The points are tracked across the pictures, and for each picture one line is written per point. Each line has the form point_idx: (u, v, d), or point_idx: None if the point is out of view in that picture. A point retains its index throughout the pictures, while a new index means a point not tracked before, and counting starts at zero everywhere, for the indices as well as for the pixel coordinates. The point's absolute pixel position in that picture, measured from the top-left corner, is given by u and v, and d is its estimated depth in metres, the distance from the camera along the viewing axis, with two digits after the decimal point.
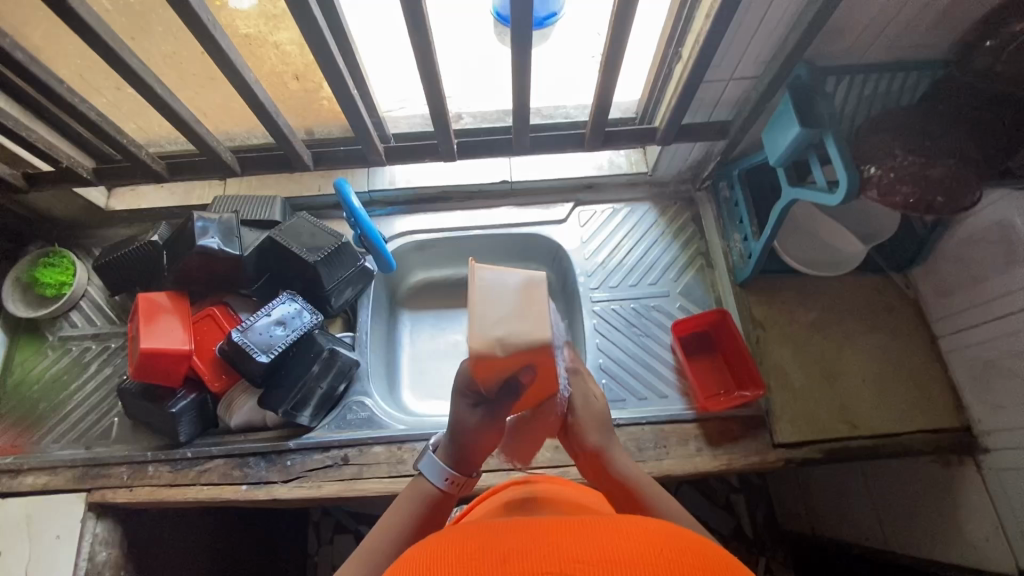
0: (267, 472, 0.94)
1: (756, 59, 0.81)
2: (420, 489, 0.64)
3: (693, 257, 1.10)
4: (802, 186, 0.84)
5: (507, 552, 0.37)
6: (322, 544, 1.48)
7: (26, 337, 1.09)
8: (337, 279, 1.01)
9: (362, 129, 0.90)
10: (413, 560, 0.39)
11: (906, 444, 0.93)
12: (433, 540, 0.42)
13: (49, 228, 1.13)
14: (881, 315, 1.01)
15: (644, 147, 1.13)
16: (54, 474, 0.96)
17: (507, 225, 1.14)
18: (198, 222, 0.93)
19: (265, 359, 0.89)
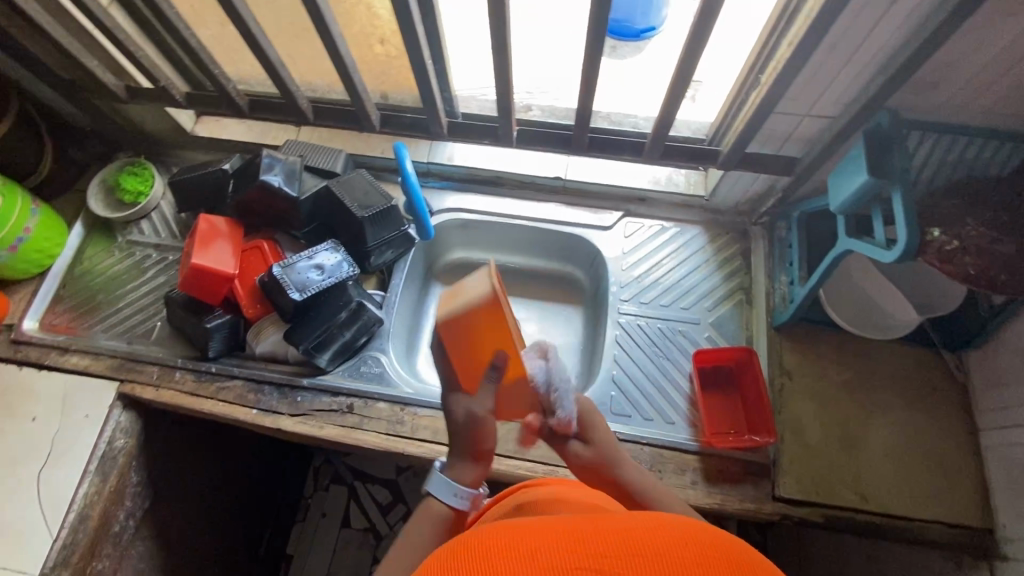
0: (278, 402, 0.99)
1: (836, 100, 0.78)
2: (433, 512, 0.60)
3: (734, 291, 1.07)
4: (858, 239, 0.80)
5: (537, 548, 0.39)
6: (317, 489, 1.54)
7: (99, 234, 1.19)
8: (380, 239, 1.05)
9: (431, 101, 0.93)
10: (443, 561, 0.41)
11: (916, 530, 0.88)
12: (460, 541, 0.44)
13: (139, 141, 1.23)
14: (920, 392, 0.95)
15: (706, 170, 1.11)
16: (95, 359, 1.05)
17: (553, 221, 1.14)
18: (265, 158, 0.99)
19: (297, 296, 0.94)
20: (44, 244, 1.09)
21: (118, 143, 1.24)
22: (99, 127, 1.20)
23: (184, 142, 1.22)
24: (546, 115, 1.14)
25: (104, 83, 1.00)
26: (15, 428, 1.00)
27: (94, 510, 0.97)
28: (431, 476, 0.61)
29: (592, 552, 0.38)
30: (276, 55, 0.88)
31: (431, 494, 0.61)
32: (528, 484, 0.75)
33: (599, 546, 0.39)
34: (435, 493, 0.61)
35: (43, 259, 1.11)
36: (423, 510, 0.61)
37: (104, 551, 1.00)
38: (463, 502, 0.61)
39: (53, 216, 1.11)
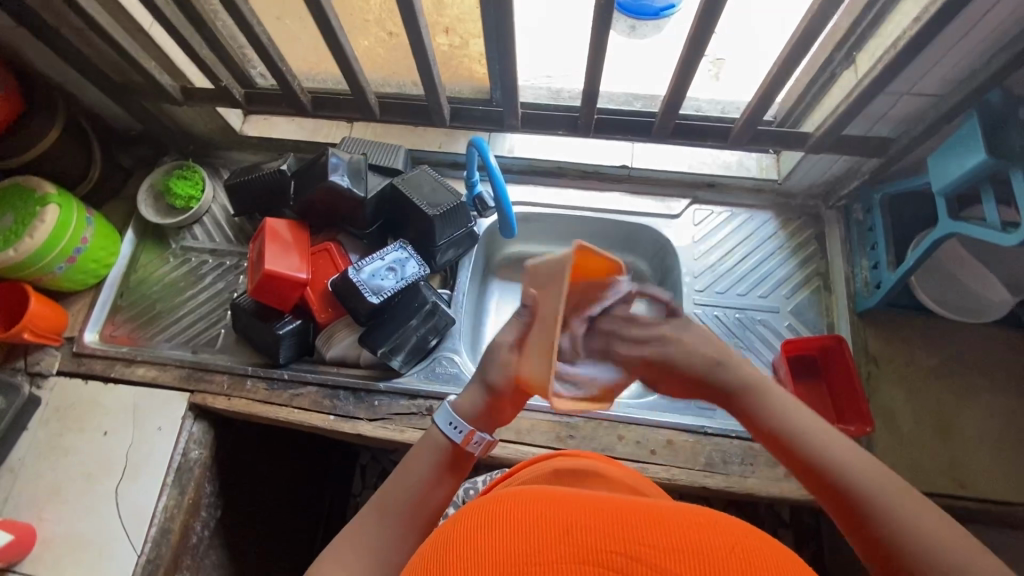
0: (354, 407, 0.97)
1: (944, 78, 0.75)
2: (436, 442, 0.66)
3: (811, 277, 1.04)
4: (964, 221, 0.78)
5: (573, 524, 0.34)
6: (365, 488, 1.53)
7: (151, 242, 1.16)
8: (449, 237, 1.02)
9: (510, 93, 0.90)
10: (474, 520, 0.37)
11: (1017, 515, 0.86)
12: (503, 499, 0.38)
13: (186, 143, 1.19)
14: (1012, 374, 0.93)
15: (779, 153, 1.07)
16: (162, 370, 1.02)
17: (618, 211, 1.12)
18: (331, 158, 0.96)
19: (375, 300, 0.92)
20: (100, 254, 1.07)
21: (164, 146, 1.20)
22: (146, 130, 1.17)
23: (233, 142, 1.18)
24: (607, 102, 1.11)
25: (161, 84, 0.96)
26: (88, 444, 0.98)
27: (175, 523, 0.95)
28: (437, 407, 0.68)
29: (626, 537, 0.33)
30: (350, 49, 0.84)
31: (434, 422, 0.68)
32: (561, 455, 0.74)
33: (632, 530, 0.33)
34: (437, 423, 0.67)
35: (100, 270, 1.08)
36: (427, 436, 0.68)
37: (184, 563, 0.99)
38: (460, 436, 0.65)
39: (106, 224, 1.08)
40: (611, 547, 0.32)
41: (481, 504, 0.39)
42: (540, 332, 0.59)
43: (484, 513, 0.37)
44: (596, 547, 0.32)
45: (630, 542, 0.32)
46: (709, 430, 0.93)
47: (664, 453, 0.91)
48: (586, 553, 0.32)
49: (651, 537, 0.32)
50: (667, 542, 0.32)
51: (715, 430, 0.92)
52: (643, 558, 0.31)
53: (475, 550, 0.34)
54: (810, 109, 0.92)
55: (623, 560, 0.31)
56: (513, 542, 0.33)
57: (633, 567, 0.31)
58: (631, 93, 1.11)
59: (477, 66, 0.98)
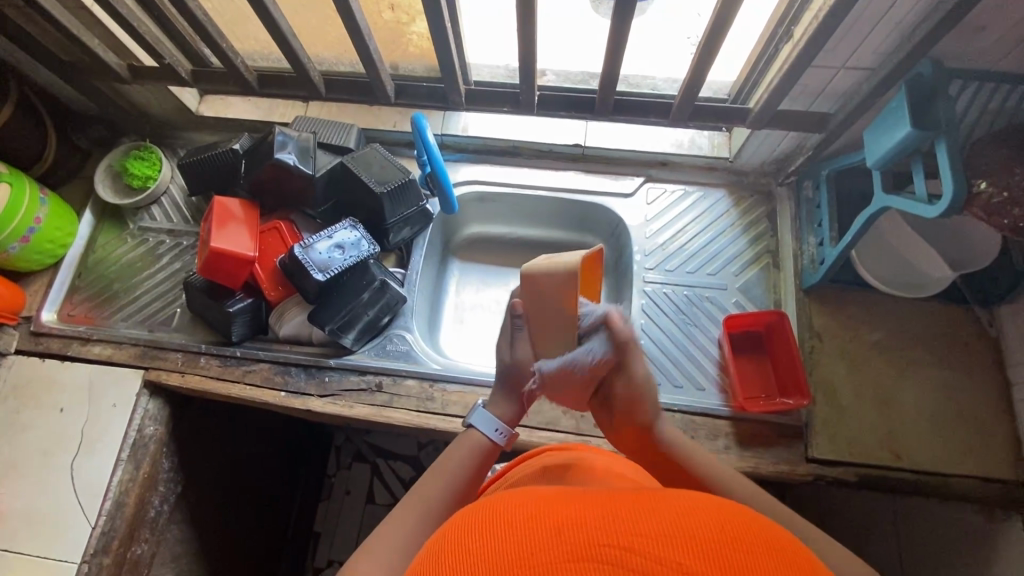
0: (306, 384, 0.98)
1: (875, 50, 0.75)
2: (475, 440, 0.71)
3: (760, 254, 1.05)
4: (896, 195, 0.78)
5: (566, 522, 0.38)
6: (340, 468, 1.56)
7: (110, 222, 1.17)
8: (399, 216, 1.02)
9: (450, 70, 0.90)
10: (480, 528, 0.40)
11: (951, 486, 0.88)
12: (498, 505, 0.43)
13: (143, 124, 1.20)
14: (952, 350, 0.94)
15: (731, 131, 1.08)
16: (118, 348, 1.04)
17: (571, 190, 1.12)
18: (278, 136, 0.96)
19: (321, 277, 0.93)
20: (56, 234, 1.07)
21: (122, 127, 1.20)
22: (103, 112, 1.17)
23: (190, 122, 1.19)
24: (562, 80, 1.14)
25: (105, 62, 0.96)
26: (44, 420, 0.99)
27: (129, 497, 0.97)
28: (474, 410, 0.73)
29: (614, 530, 0.37)
30: (286, 25, 0.84)
31: (473, 426, 0.72)
32: (550, 449, 0.76)
33: (619, 524, 0.37)
34: (477, 425, 0.72)
35: (56, 250, 1.09)
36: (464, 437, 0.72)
37: (141, 536, 1.01)
38: (501, 437, 0.72)
39: (62, 204, 1.09)
40: (604, 541, 0.36)
41: (472, 514, 0.43)
42: (552, 331, 0.70)
43: (478, 525, 0.41)
44: (590, 544, 0.36)
45: (621, 535, 0.36)
46: None
47: None
48: (581, 551, 0.36)
49: (639, 528, 0.37)
50: (654, 531, 0.37)
51: None
52: (635, 548, 0.35)
53: (473, 556, 0.38)
54: (756, 86, 0.93)
55: (616, 551, 0.36)
56: (521, 542, 0.37)
57: (627, 557, 0.35)
58: (587, 72, 1.13)
59: (423, 43, 0.97)
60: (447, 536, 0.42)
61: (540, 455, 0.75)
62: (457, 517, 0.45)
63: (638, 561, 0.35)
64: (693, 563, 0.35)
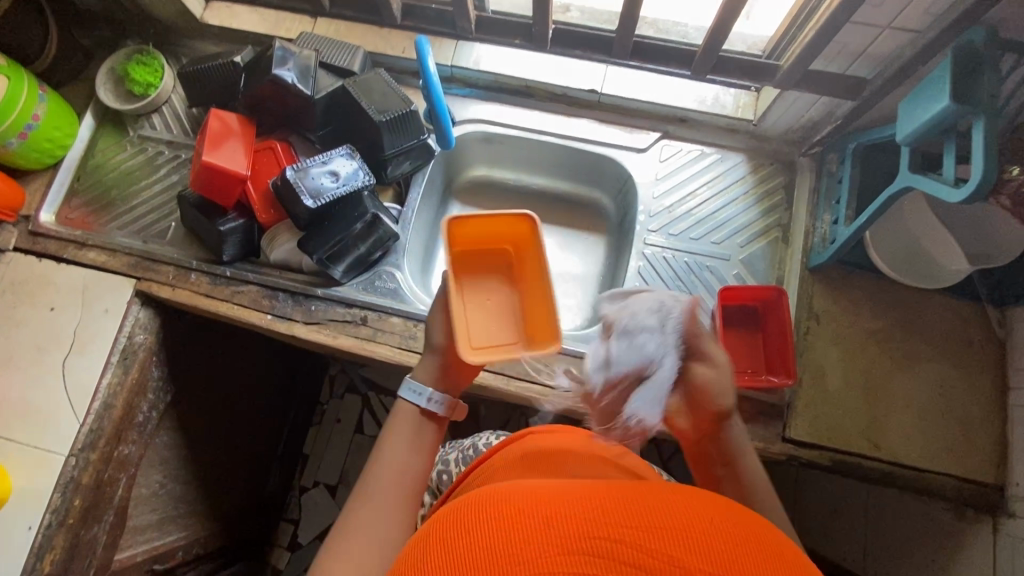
0: (292, 309, 0.98)
1: (925, 10, 0.67)
2: (409, 417, 0.68)
3: (771, 227, 1.00)
4: (922, 176, 0.72)
5: (554, 516, 0.38)
6: (332, 397, 1.67)
7: (110, 127, 1.15)
8: (398, 148, 0.99)
9: None
10: (464, 526, 0.41)
11: (925, 481, 0.87)
12: (483, 500, 0.43)
13: (145, 27, 1.16)
14: (955, 347, 0.90)
15: (759, 91, 1.01)
16: (112, 256, 1.04)
17: (581, 139, 1.07)
18: (278, 51, 0.92)
19: (310, 204, 0.90)
20: (54, 134, 1.06)
21: (124, 28, 1.16)
22: (105, 9, 1.13)
23: (193, 30, 1.14)
24: (587, 18, 1.04)
25: None
26: (37, 317, 1.02)
27: (118, 400, 1.00)
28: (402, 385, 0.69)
29: (601, 521, 0.37)
30: None
31: (403, 399, 0.69)
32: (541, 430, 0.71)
33: (607, 516, 0.38)
34: (406, 396, 0.69)
35: (54, 150, 1.07)
36: (399, 413, 0.69)
37: (129, 438, 1.04)
38: (435, 405, 0.69)
39: (61, 103, 1.07)
40: (594, 534, 0.36)
41: (456, 512, 0.43)
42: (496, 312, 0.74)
43: (463, 523, 0.41)
44: (579, 537, 0.37)
45: (609, 528, 0.37)
46: None
47: None
48: (572, 543, 0.36)
49: (626, 519, 0.37)
50: (646, 523, 0.37)
51: None
52: (622, 539, 0.36)
53: (462, 552, 0.39)
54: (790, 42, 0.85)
55: (607, 544, 0.36)
56: (505, 540, 0.38)
57: (619, 550, 0.36)
58: (614, 11, 1.05)
59: None
60: (436, 529, 0.43)
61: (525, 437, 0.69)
62: (446, 509, 0.46)
63: (630, 555, 0.35)
64: (681, 554, 0.35)
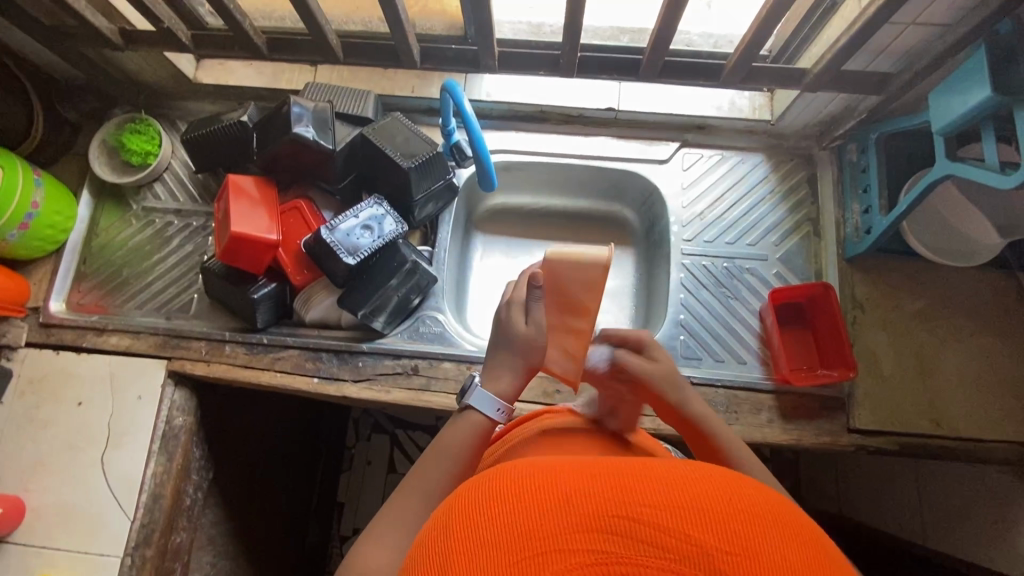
0: (338, 369, 0.95)
1: (954, 5, 0.69)
2: (471, 422, 0.65)
3: (801, 222, 1.02)
4: (962, 163, 0.74)
5: (570, 491, 0.35)
6: (360, 440, 1.62)
7: (110, 202, 1.09)
8: (426, 190, 0.97)
9: (485, 33, 0.82)
10: (479, 502, 0.37)
11: (988, 451, 0.89)
12: (500, 472, 0.39)
13: (135, 94, 1.11)
14: (995, 317, 0.94)
15: (772, 92, 1.03)
16: (137, 338, 0.99)
17: (603, 157, 1.07)
18: (294, 108, 0.89)
19: (351, 261, 0.88)
20: (56, 219, 1.00)
21: (112, 97, 1.11)
22: (90, 80, 1.07)
23: (188, 91, 1.09)
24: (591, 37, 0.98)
25: (95, 26, 0.86)
26: (65, 414, 0.96)
27: (166, 488, 0.95)
28: (470, 390, 0.66)
29: (624, 498, 0.34)
30: None
31: (471, 407, 0.65)
32: (561, 411, 0.71)
33: (629, 490, 0.34)
34: (474, 405, 0.66)
35: (57, 235, 1.02)
36: (461, 419, 0.66)
37: (180, 525, 0.99)
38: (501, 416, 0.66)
39: (58, 185, 1.01)
40: (613, 510, 0.33)
41: (473, 486, 0.39)
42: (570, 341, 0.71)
43: (481, 498, 0.37)
44: (598, 515, 0.33)
45: (629, 505, 0.33)
46: (694, 379, 0.93)
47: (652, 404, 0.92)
48: (590, 522, 0.33)
49: (648, 496, 0.34)
50: (669, 500, 0.33)
51: (699, 379, 0.93)
52: (644, 518, 0.32)
53: (477, 528, 0.35)
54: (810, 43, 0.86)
55: (627, 523, 0.32)
56: (517, 521, 0.34)
57: (637, 527, 0.32)
58: None
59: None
60: (452, 505, 0.40)
61: (543, 417, 0.69)
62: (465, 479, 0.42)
63: (646, 533, 0.32)
64: (705, 537, 0.32)
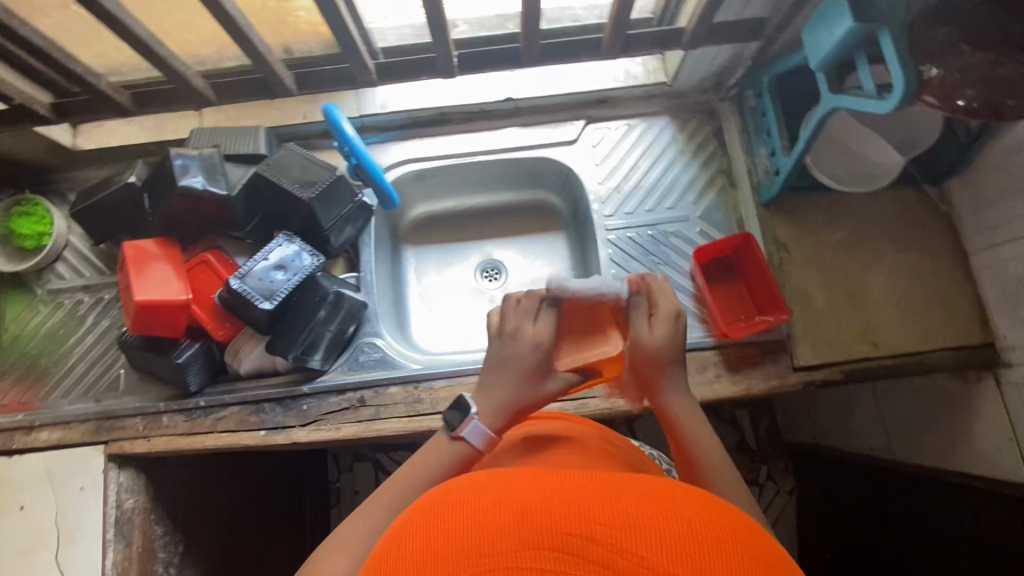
0: (284, 417, 0.92)
1: None
2: (453, 450, 0.63)
3: (715, 176, 1.03)
4: (844, 94, 0.75)
5: (528, 509, 0.36)
6: (342, 472, 1.59)
7: (12, 292, 1.03)
8: (335, 217, 0.94)
9: (353, 48, 0.79)
10: (442, 514, 0.38)
11: (927, 361, 0.92)
12: (467, 486, 0.40)
13: (15, 173, 1.04)
14: (912, 231, 0.96)
15: (663, 54, 1.03)
16: (68, 428, 0.95)
17: (512, 148, 1.06)
18: (177, 160, 0.85)
19: (268, 306, 0.85)
20: None
21: None
22: None
23: (70, 161, 1.04)
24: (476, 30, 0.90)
25: None
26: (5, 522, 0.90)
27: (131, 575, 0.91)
28: (464, 422, 0.63)
29: (579, 516, 0.34)
30: (147, 32, 0.71)
31: (463, 436, 0.63)
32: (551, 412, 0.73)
33: (585, 510, 0.35)
34: (465, 436, 0.63)
35: None
36: (442, 443, 0.64)
37: None
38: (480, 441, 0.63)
39: None
40: (566, 529, 0.34)
41: (440, 498, 0.40)
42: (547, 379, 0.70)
43: (445, 511, 0.38)
44: (552, 533, 0.34)
45: (583, 523, 0.34)
46: None
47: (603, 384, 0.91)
48: (545, 540, 0.33)
49: (603, 515, 0.34)
50: (623, 519, 0.34)
51: None
52: (597, 537, 0.33)
53: (435, 542, 0.36)
54: None
55: (579, 541, 0.33)
56: (475, 537, 0.35)
57: (588, 548, 0.33)
58: None
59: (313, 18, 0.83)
60: (416, 514, 0.40)
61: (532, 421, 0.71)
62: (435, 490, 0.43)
63: (597, 552, 0.32)
64: (655, 558, 0.32)
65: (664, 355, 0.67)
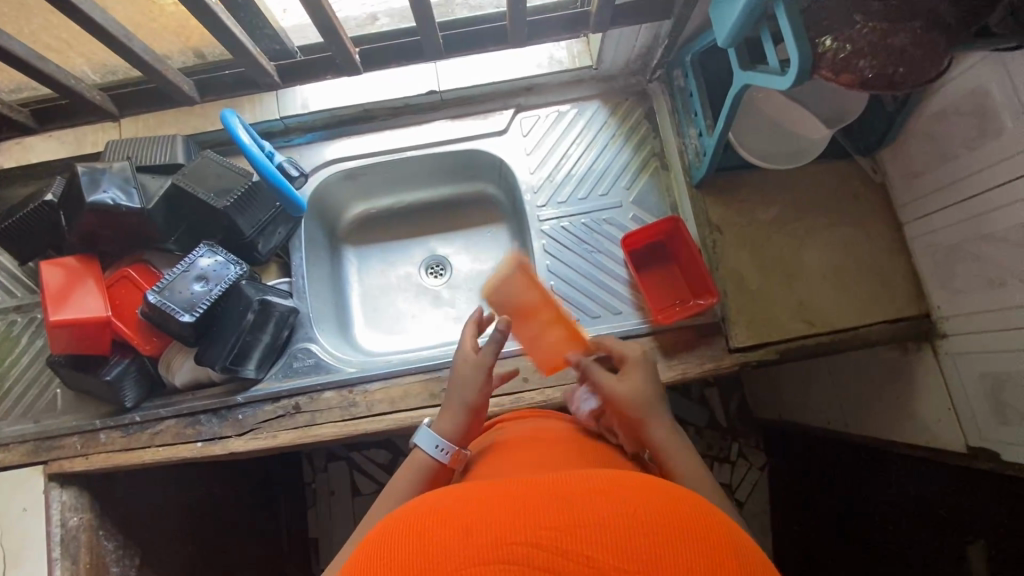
0: (221, 427, 0.92)
1: None
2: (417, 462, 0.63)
3: (647, 159, 1.01)
4: (755, 70, 0.73)
5: (473, 523, 0.35)
6: (317, 472, 1.56)
7: None
8: (258, 223, 0.93)
9: (247, 52, 0.77)
10: (387, 541, 0.36)
11: (864, 336, 0.91)
12: (416, 509, 0.39)
13: None
14: (846, 204, 0.95)
15: (586, 36, 1.01)
16: (7, 450, 0.96)
17: (441, 141, 1.04)
18: (84, 176, 0.83)
19: (189, 318, 0.84)
20: None
21: None
22: None
23: None
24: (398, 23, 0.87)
25: None
26: None
27: None
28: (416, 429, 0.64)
29: (525, 525, 0.34)
30: (28, 49, 0.70)
31: (417, 445, 0.64)
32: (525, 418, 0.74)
33: (532, 518, 0.34)
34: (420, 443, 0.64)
35: None
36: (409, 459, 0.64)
37: None
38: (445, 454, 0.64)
39: None
40: (512, 538, 0.33)
41: (387, 524, 0.39)
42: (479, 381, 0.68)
43: (390, 537, 0.37)
44: (498, 545, 0.33)
45: (528, 531, 0.34)
46: None
47: (537, 377, 0.91)
48: (491, 552, 0.33)
49: (550, 520, 0.34)
50: (568, 521, 0.34)
51: None
52: (544, 543, 0.33)
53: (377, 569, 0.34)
54: None
55: (525, 549, 0.33)
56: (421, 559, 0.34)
57: (535, 554, 0.33)
58: None
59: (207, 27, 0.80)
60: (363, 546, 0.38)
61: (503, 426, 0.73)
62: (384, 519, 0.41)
63: (545, 559, 0.32)
64: (604, 558, 0.32)
65: (641, 392, 0.67)
